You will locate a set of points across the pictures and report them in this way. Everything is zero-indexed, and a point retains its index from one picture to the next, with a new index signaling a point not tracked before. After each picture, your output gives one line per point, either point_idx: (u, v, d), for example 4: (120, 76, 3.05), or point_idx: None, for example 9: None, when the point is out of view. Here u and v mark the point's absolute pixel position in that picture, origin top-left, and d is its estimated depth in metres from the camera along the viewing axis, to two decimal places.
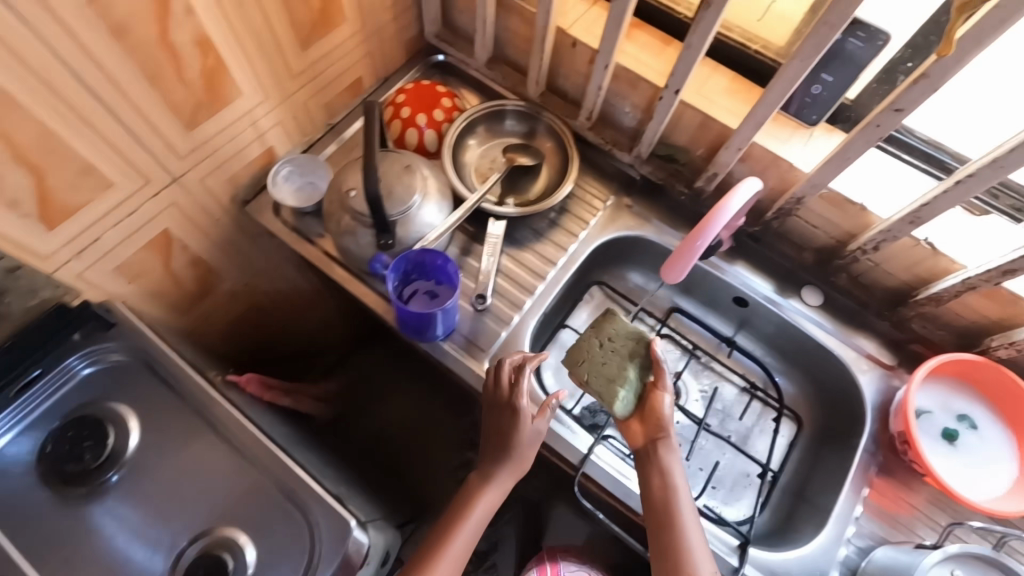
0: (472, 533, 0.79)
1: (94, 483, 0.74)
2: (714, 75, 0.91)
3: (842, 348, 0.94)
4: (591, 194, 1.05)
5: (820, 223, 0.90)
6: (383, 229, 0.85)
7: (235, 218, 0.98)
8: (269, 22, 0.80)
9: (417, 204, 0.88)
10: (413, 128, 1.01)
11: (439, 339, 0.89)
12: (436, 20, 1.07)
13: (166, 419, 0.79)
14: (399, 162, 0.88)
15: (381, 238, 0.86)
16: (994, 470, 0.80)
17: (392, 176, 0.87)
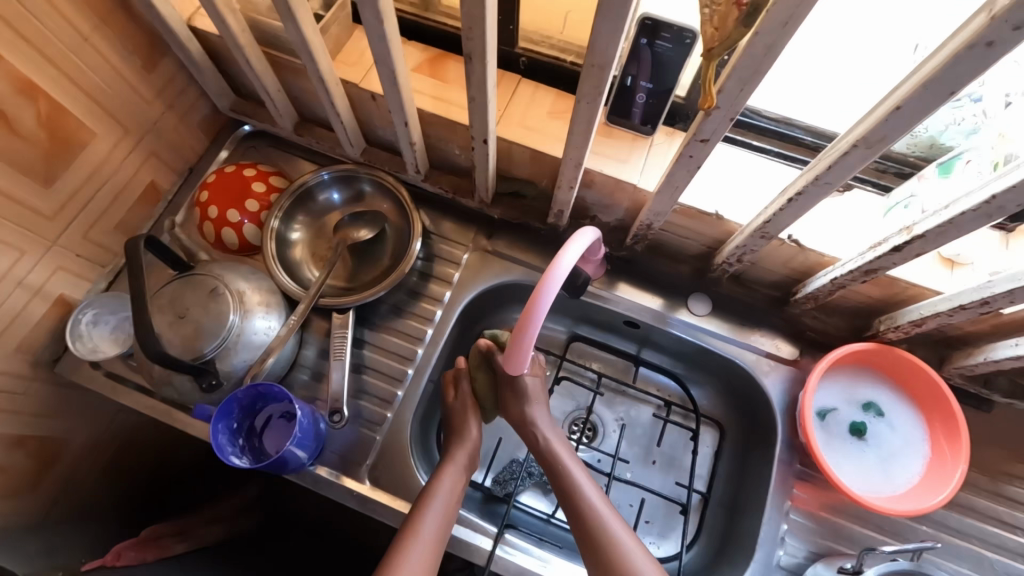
0: (439, 528, 0.69)
1: None
2: (535, 98, 0.81)
3: (741, 353, 0.88)
4: (448, 245, 0.95)
5: (686, 233, 0.82)
6: (199, 372, 0.73)
7: (53, 383, 0.85)
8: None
9: (231, 328, 0.76)
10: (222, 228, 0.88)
11: (308, 467, 0.79)
12: (225, 93, 0.93)
13: None
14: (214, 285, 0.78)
15: (202, 380, 0.74)
16: (903, 457, 0.76)
17: (197, 310, 0.75)
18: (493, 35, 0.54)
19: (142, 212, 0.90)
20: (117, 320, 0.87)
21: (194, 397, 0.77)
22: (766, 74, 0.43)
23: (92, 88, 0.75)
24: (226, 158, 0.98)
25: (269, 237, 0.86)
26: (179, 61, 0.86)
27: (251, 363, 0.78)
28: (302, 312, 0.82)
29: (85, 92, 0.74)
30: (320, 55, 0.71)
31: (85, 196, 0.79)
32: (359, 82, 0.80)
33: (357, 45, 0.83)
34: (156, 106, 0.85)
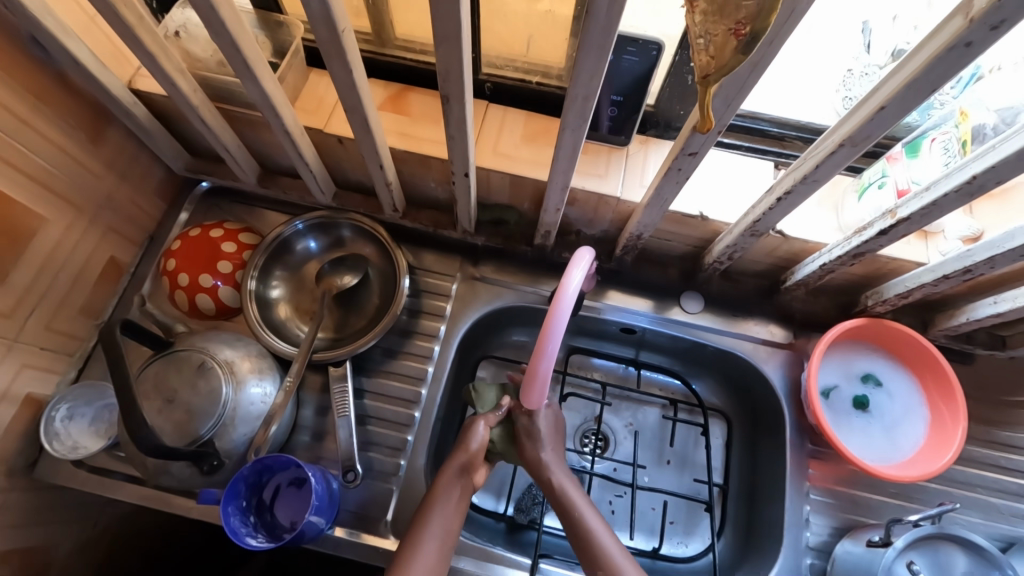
0: (444, 539, 0.69)
1: None
2: (506, 122, 0.80)
3: (739, 344, 0.90)
4: (436, 278, 0.93)
5: (672, 236, 0.83)
6: (201, 456, 0.69)
7: (33, 490, 0.78)
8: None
9: (228, 403, 0.72)
10: (198, 297, 0.84)
11: (327, 533, 0.76)
12: (178, 154, 0.88)
13: None
14: (186, 367, 0.72)
15: (203, 464, 0.70)
16: (907, 425, 0.80)
17: (185, 389, 0.71)
18: (469, 74, 0.53)
19: (104, 290, 0.85)
20: (100, 409, 0.81)
21: (195, 481, 0.72)
22: (752, 90, 0.44)
23: (35, 170, 0.69)
24: (189, 219, 0.93)
25: (249, 300, 0.82)
26: (125, 127, 0.81)
27: (252, 434, 0.74)
28: (297, 372, 0.78)
29: (28, 176, 0.69)
30: (283, 108, 0.68)
31: (43, 285, 0.74)
32: (324, 128, 0.78)
33: (315, 90, 0.80)
34: (107, 178, 0.80)
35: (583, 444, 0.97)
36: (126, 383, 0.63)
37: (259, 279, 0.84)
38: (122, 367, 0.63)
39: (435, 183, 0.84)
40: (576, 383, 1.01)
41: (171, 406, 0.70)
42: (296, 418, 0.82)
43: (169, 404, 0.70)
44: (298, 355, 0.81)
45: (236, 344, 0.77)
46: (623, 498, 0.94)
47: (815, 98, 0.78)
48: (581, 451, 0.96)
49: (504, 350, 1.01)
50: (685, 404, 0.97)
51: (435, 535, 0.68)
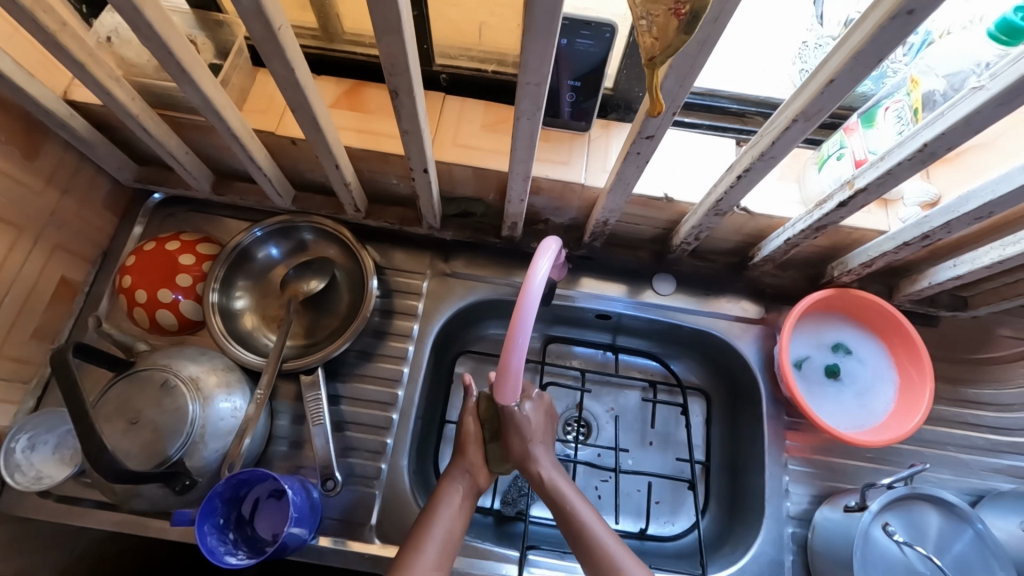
0: (450, 536, 0.69)
1: None
2: (464, 113, 0.78)
3: (713, 321, 0.90)
4: (406, 276, 0.91)
5: (639, 220, 0.83)
6: (172, 477, 0.67)
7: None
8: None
9: (196, 421, 0.70)
10: (158, 313, 0.81)
11: (311, 542, 0.75)
12: (125, 165, 0.84)
13: None
14: (148, 386, 0.70)
15: (174, 484, 0.68)
16: (876, 389, 0.81)
17: (148, 411, 0.69)
18: (417, 67, 0.51)
19: (57, 312, 0.81)
20: (63, 436, 0.78)
21: (168, 502, 0.70)
22: (702, 69, 0.43)
23: None
24: (143, 233, 0.90)
25: (212, 312, 0.80)
26: (64, 140, 0.77)
27: (224, 449, 0.72)
28: (266, 383, 0.76)
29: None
30: (228, 111, 0.65)
31: None
32: (276, 130, 0.75)
33: (263, 90, 0.77)
34: (47, 195, 0.76)
35: (566, 431, 0.97)
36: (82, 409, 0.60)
37: (221, 291, 0.81)
38: (77, 392, 0.61)
39: (396, 180, 0.82)
40: (554, 371, 1.01)
41: (136, 427, 0.68)
42: (271, 428, 0.81)
43: (133, 426, 0.68)
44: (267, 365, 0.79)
45: (201, 359, 0.75)
46: (609, 482, 0.95)
47: (772, 72, 0.78)
48: (564, 439, 0.96)
49: (480, 344, 1.00)
50: (663, 384, 0.98)
51: (441, 529, 0.69)
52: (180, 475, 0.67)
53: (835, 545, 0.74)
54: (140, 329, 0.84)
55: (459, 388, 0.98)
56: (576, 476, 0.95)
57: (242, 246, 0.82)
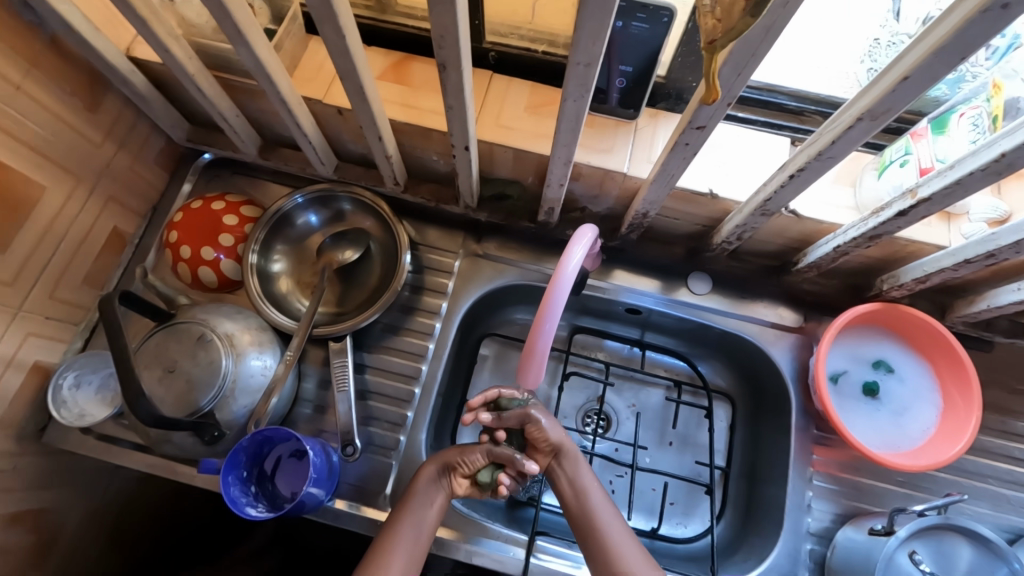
0: (418, 539, 0.69)
1: None
2: (510, 93, 0.77)
3: (748, 326, 0.87)
4: (439, 254, 0.91)
5: (679, 215, 0.81)
6: (202, 428, 0.69)
7: (43, 454, 0.81)
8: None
9: (229, 377, 0.72)
10: (200, 270, 0.84)
11: (327, 504, 0.77)
12: (179, 124, 0.87)
13: None
14: (185, 339, 0.73)
15: (204, 435, 0.70)
16: (916, 412, 0.77)
17: (184, 362, 0.71)
18: (466, 39, 0.51)
19: (108, 261, 0.85)
20: (106, 379, 0.82)
21: (197, 451, 0.73)
22: (765, 57, 0.41)
23: (33, 138, 0.69)
24: (191, 192, 0.93)
25: (251, 272, 0.82)
26: (124, 96, 0.80)
27: (251, 406, 0.74)
28: (296, 346, 0.78)
29: (26, 144, 0.68)
30: (278, 75, 0.66)
31: (46, 254, 0.74)
32: (323, 98, 0.76)
33: (314, 57, 0.78)
34: (106, 147, 0.79)
35: (585, 423, 0.97)
36: (123, 352, 0.63)
37: (260, 255, 0.84)
38: (120, 337, 0.63)
39: (437, 156, 0.82)
40: (577, 362, 1.00)
41: (172, 374, 0.71)
42: (298, 390, 0.83)
43: (169, 374, 0.71)
44: (299, 329, 0.81)
45: (236, 317, 0.77)
46: (624, 478, 0.94)
47: (837, 70, 0.73)
48: (582, 431, 0.95)
49: (507, 328, 1.00)
50: (689, 386, 0.96)
51: (409, 537, 0.68)
52: (209, 426, 0.70)
53: (855, 568, 0.72)
54: (182, 283, 0.88)
55: (482, 369, 0.98)
56: (591, 468, 0.95)
57: (282, 212, 0.84)
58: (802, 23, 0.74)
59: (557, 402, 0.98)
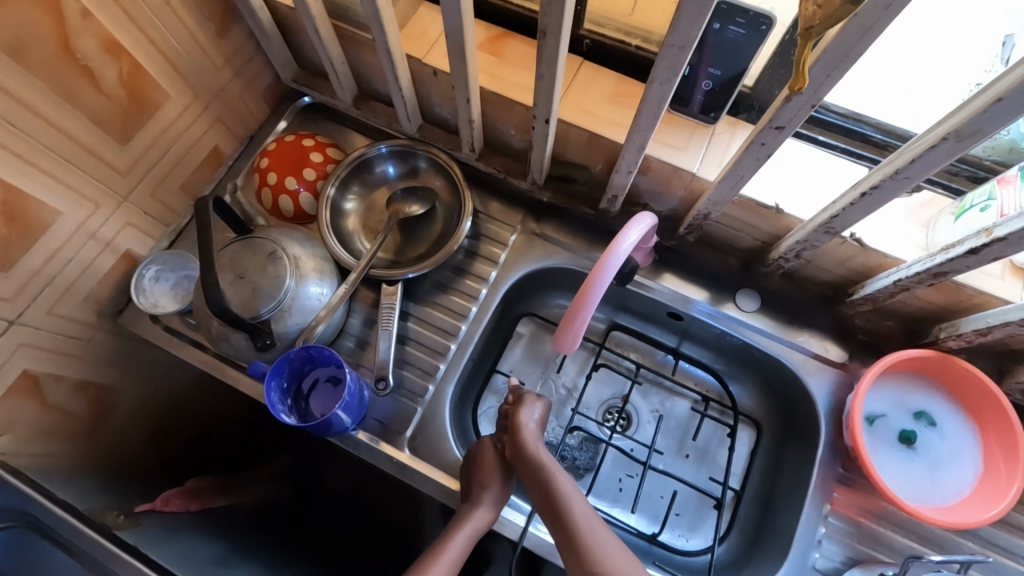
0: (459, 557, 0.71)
1: None
2: (596, 80, 0.80)
3: (789, 352, 0.86)
4: (498, 225, 0.95)
5: (739, 226, 0.81)
6: (256, 333, 0.76)
7: (116, 333, 0.90)
8: (68, 133, 0.70)
9: (289, 294, 0.78)
10: (281, 197, 0.91)
11: (350, 432, 0.82)
12: (289, 64, 0.95)
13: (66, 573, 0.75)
14: (257, 251, 0.79)
15: (257, 340, 0.76)
16: (952, 470, 0.74)
17: (254, 270, 0.78)
18: (570, 10, 0.54)
19: (204, 175, 0.94)
20: (183, 280, 0.91)
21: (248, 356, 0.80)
22: (858, 59, 0.42)
23: (169, 50, 0.77)
24: (286, 129, 1.00)
25: (325, 207, 0.88)
26: (249, 29, 0.88)
27: (304, 326, 0.80)
28: (353, 280, 0.83)
29: (163, 54, 0.77)
30: (390, 27, 0.72)
31: (156, 156, 0.83)
32: (423, 57, 0.81)
33: (421, 20, 0.84)
34: (224, 72, 0.87)
35: (606, 417, 0.98)
36: (206, 248, 0.70)
37: (336, 193, 0.90)
38: (206, 234, 0.70)
39: (515, 130, 0.86)
40: (609, 358, 1.01)
41: (241, 281, 0.78)
42: (346, 324, 0.88)
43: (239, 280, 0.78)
44: (357, 266, 0.86)
45: (305, 242, 0.83)
46: (635, 479, 0.94)
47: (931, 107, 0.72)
48: (602, 424, 0.96)
49: (547, 311, 1.03)
50: (716, 403, 0.95)
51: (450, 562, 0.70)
52: (263, 333, 0.76)
53: None
54: (263, 207, 0.95)
55: (515, 345, 1.01)
56: (604, 462, 0.96)
57: (363, 158, 0.90)
58: (909, 42, 0.72)
59: (582, 391, 1.00)
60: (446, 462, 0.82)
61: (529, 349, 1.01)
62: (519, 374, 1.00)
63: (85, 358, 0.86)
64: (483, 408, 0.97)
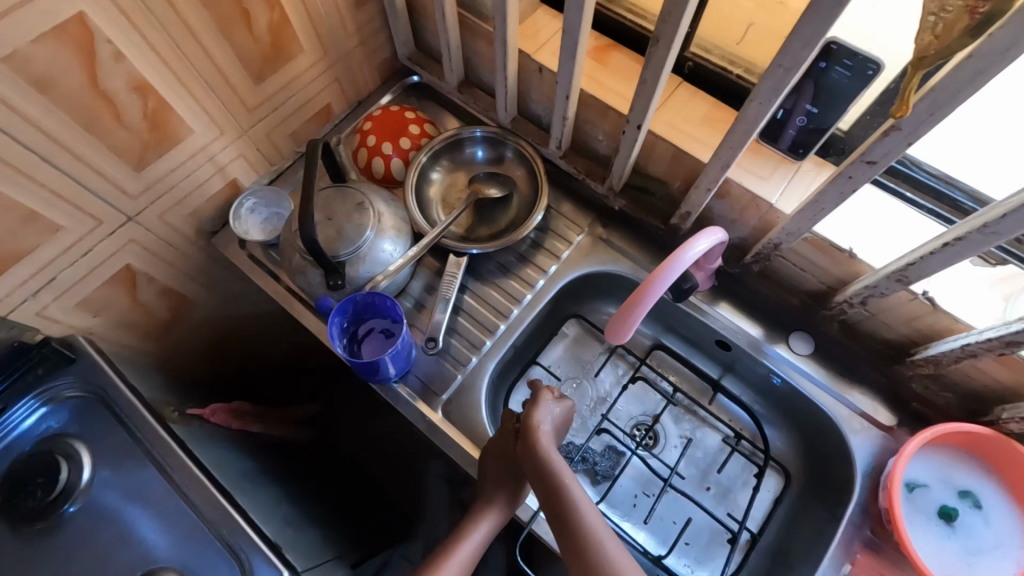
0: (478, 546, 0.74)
1: (54, 507, 0.77)
2: (692, 101, 0.83)
3: (836, 404, 0.85)
4: (567, 224, 0.99)
5: (806, 266, 0.81)
6: (332, 271, 0.82)
7: (206, 250, 0.99)
8: (217, 64, 0.79)
9: (367, 242, 0.84)
10: (375, 159, 0.99)
11: (393, 383, 0.87)
12: (408, 43, 1.03)
13: (119, 451, 0.82)
14: (349, 199, 0.86)
15: (330, 279, 0.83)
16: (993, 560, 0.71)
17: (341, 215, 0.85)
18: (688, 21, 0.58)
19: (312, 127, 1.03)
20: (278, 215, 0.99)
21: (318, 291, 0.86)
22: (969, 101, 0.43)
23: (314, 9, 0.86)
24: (391, 100, 1.08)
25: (413, 173, 0.95)
26: (381, 5, 0.97)
27: (373, 275, 0.86)
28: (425, 245, 0.89)
29: (307, 11, 0.86)
30: (511, 19, 0.77)
31: (279, 100, 0.92)
32: (533, 53, 0.87)
33: (538, 20, 0.90)
34: (352, 38, 0.96)
35: (634, 430, 0.98)
36: (308, 184, 0.77)
37: (425, 164, 0.97)
38: (311, 172, 0.78)
39: (603, 136, 0.90)
40: (647, 375, 1.02)
41: (329, 223, 0.84)
42: (408, 285, 0.94)
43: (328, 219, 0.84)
44: (430, 233, 0.91)
45: (388, 202, 0.90)
46: (651, 498, 0.94)
47: None
48: (628, 436, 0.97)
49: (596, 317, 1.06)
50: (749, 442, 0.94)
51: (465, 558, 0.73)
52: (337, 272, 0.82)
53: None
54: (356, 165, 1.03)
55: (558, 343, 1.04)
56: (624, 474, 0.96)
57: (456, 137, 0.97)
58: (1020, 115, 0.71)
59: (614, 400, 1.01)
60: (473, 433, 0.85)
61: (571, 350, 1.04)
62: (557, 371, 1.03)
63: (176, 265, 0.95)
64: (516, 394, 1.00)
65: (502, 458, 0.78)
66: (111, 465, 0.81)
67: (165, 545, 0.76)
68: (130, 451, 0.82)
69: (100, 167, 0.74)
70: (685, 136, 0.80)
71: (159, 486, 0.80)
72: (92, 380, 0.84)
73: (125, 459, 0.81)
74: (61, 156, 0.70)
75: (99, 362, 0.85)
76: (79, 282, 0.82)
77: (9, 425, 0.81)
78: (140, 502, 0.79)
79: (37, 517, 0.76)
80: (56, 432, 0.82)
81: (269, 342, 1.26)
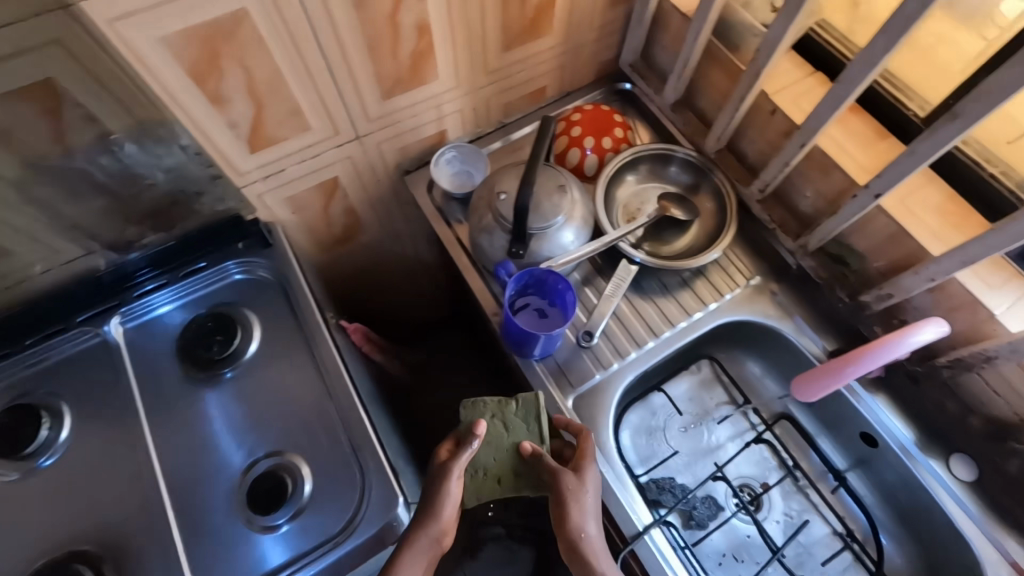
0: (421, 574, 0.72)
1: (218, 365, 0.85)
2: (929, 187, 0.80)
3: (986, 544, 0.78)
4: (739, 268, 0.97)
5: (1005, 390, 0.76)
6: (519, 240, 0.85)
7: (395, 184, 1.07)
8: (486, 27, 0.85)
9: (557, 224, 0.87)
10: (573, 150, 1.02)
11: (534, 360, 0.89)
12: (636, 51, 1.06)
13: (280, 334, 0.89)
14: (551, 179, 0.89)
15: (514, 246, 0.86)
16: None
17: (541, 192, 0.88)
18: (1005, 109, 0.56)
19: (522, 103, 1.07)
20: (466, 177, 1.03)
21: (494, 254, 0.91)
22: None
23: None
24: (597, 100, 1.11)
25: (608, 174, 0.97)
26: (629, 10, 1.00)
27: (550, 256, 0.88)
28: (604, 243, 0.90)
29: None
30: (776, 57, 0.77)
31: (511, 71, 0.97)
32: (773, 94, 0.86)
33: (785, 64, 0.89)
34: (592, 33, 1.00)
35: (739, 494, 0.94)
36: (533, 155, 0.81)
37: (620, 169, 0.99)
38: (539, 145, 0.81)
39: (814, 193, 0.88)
40: (765, 442, 0.98)
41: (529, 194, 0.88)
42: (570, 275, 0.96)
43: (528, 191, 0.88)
44: (611, 234, 0.93)
45: (583, 192, 0.92)
46: (741, 565, 0.90)
47: None
48: (735, 495, 0.94)
49: (732, 367, 1.04)
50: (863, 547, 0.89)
51: None
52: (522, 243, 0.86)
53: None
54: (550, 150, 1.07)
55: (686, 378, 1.03)
56: (718, 533, 0.92)
57: (658, 151, 0.98)
58: None
59: (726, 454, 0.98)
60: (595, 434, 0.86)
61: (697, 390, 1.02)
62: (677, 406, 1.01)
63: (369, 189, 1.04)
64: (633, 413, 1.00)
65: (440, 502, 0.74)
66: (270, 346, 0.88)
67: (299, 432, 0.83)
68: (290, 338, 0.89)
69: (363, 87, 0.82)
70: (916, 220, 0.77)
71: (307, 379, 0.86)
72: (277, 267, 0.93)
73: (284, 344, 0.89)
74: (343, 70, 0.78)
75: (287, 252, 0.93)
76: (300, 178, 0.92)
77: (204, 279, 0.91)
78: (287, 387, 0.86)
79: (203, 368, 0.85)
80: (235, 301, 0.91)
81: (403, 275, 1.35)
